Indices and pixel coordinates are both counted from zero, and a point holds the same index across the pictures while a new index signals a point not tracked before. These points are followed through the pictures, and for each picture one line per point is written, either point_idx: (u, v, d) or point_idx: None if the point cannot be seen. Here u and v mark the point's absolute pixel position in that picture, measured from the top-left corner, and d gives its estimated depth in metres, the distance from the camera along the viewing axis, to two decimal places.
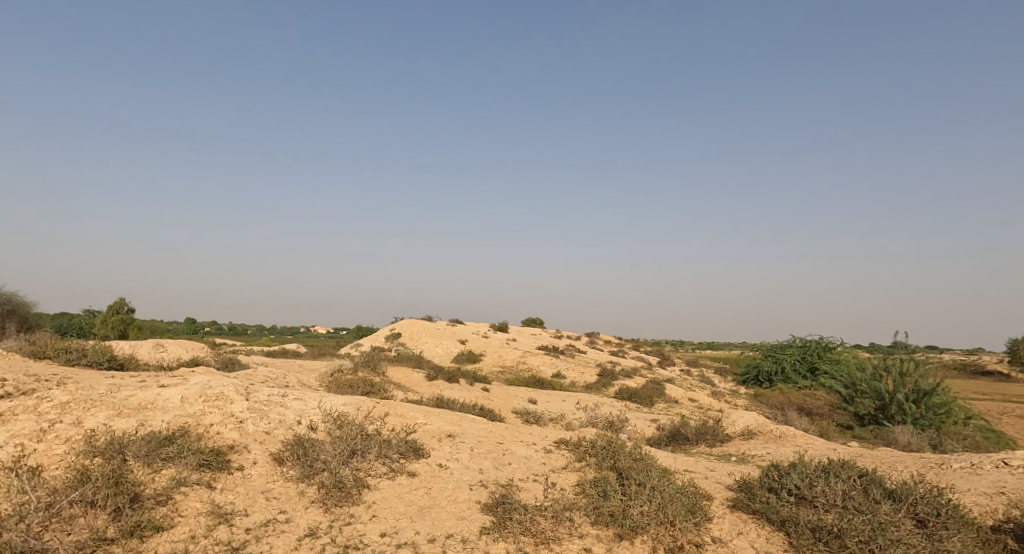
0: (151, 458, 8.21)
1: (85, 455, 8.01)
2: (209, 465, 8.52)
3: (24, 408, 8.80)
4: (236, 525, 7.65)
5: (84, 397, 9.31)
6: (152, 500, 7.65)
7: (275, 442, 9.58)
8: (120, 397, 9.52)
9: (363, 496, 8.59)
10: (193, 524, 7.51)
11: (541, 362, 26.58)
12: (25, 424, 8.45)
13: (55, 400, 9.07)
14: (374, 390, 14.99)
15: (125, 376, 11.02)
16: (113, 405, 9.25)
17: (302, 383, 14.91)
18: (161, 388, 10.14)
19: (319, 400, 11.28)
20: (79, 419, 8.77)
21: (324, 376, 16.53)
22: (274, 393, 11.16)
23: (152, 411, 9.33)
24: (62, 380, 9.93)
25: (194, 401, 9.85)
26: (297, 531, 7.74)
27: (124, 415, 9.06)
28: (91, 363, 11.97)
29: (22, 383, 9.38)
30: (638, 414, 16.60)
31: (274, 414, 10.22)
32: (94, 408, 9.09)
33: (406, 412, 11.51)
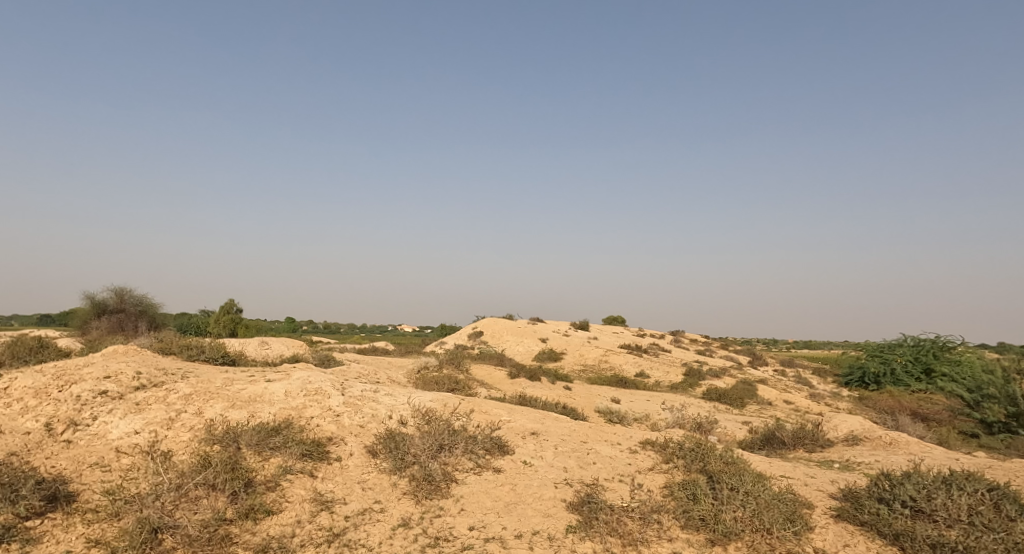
0: (260, 447, 8.86)
1: (206, 442, 8.77)
2: (311, 455, 9.08)
3: (156, 398, 9.76)
4: (336, 512, 8.09)
5: (204, 390, 10.19)
6: (263, 485, 8.25)
7: (369, 434, 10.05)
8: (233, 390, 10.34)
9: (452, 491, 8.83)
10: (298, 510, 8.02)
11: (624, 361, 26.19)
12: (157, 412, 9.40)
13: (180, 392, 10.00)
14: (459, 387, 15.35)
15: (235, 371, 11.93)
16: (227, 397, 10.05)
17: (392, 380, 15.52)
18: (267, 382, 10.89)
19: (408, 396, 11.71)
20: (200, 409, 9.60)
21: (411, 373, 17.13)
22: (368, 389, 11.70)
23: (261, 404, 10.06)
24: (184, 373, 10.91)
25: (297, 395, 10.52)
26: (391, 521, 8.09)
27: (237, 407, 9.83)
28: (208, 359, 13.01)
29: (154, 376, 10.41)
30: (728, 416, 15.98)
31: (368, 409, 10.73)
32: (212, 400, 9.93)
33: (491, 409, 11.71)
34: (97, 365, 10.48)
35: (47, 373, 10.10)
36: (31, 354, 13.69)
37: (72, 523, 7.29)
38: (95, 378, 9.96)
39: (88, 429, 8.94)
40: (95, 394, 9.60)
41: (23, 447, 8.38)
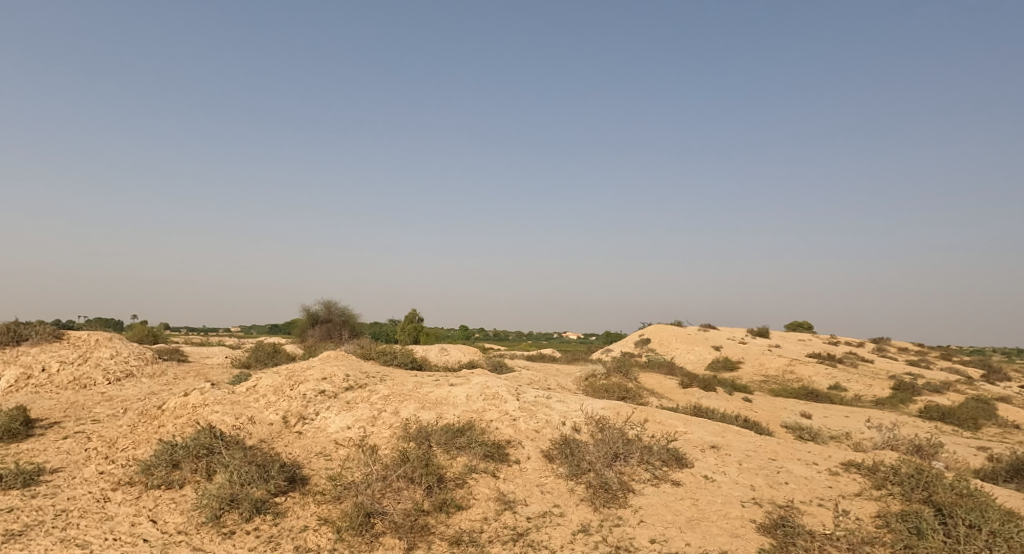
0: (448, 446, 9.50)
1: (403, 439, 9.63)
2: (493, 456, 9.50)
3: (362, 398, 10.96)
4: (519, 513, 8.37)
5: (399, 391, 11.22)
6: (453, 482, 8.83)
7: (544, 440, 10.24)
8: (423, 392, 11.24)
9: (630, 501, 8.65)
10: (485, 508, 8.43)
11: (814, 371, 23.69)
12: (363, 410, 10.56)
13: (380, 393, 11.12)
14: (630, 395, 15.06)
15: (423, 375, 12.95)
16: (418, 399, 10.95)
17: (562, 387, 15.72)
18: (451, 386, 11.65)
19: (580, 403, 11.75)
20: (396, 409, 10.58)
21: (580, 380, 17.20)
22: (541, 394, 11.96)
23: (446, 406, 10.79)
24: (382, 376, 12.11)
25: (477, 399, 11.11)
26: (571, 525, 8.15)
27: (427, 408, 10.65)
28: (400, 364, 14.30)
29: (359, 379, 11.71)
30: (955, 439, 13.61)
31: (542, 414, 10.95)
32: (406, 401, 10.88)
33: (665, 420, 11.30)
34: (316, 368, 12.07)
35: (281, 374, 11.89)
36: (269, 358, 16.32)
37: (306, 502, 8.47)
38: (316, 379, 11.49)
39: (313, 423, 10.34)
40: (316, 392, 11.06)
41: (268, 435, 9.95)
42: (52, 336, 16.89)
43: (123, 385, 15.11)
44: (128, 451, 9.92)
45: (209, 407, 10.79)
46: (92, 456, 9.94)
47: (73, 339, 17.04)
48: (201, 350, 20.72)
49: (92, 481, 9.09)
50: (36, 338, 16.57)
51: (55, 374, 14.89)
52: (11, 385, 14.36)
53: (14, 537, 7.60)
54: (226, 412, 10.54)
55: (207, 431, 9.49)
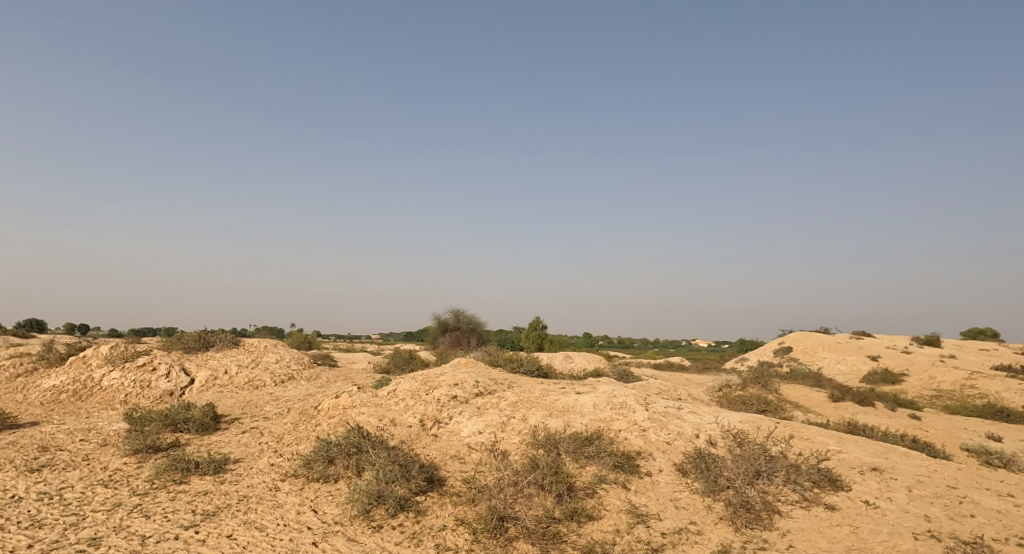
0: (577, 455, 9.47)
1: (532, 446, 9.76)
2: (623, 467, 9.32)
3: (491, 404, 11.27)
4: (653, 527, 8.13)
5: (526, 399, 11.39)
6: (583, 491, 8.80)
7: (677, 452, 9.86)
8: (550, 400, 11.31)
9: (776, 523, 8.07)
10: (616, 519, 8.31)
11: (997, 386, 20.55)
12: (493, 416, 10.87)
13: (508, 400, 11.36)
14: (771, 408, 14.05)
15: (550, 383, 13.02)
16: (545, 407, 11.04)
17: (695, 398, 15.06)
18: (577, 394, 11.61)
19: (715, 415, 11.16)
20: (525, 416, 10.75)
21: (713, 391, 16.35)
22: (671, 405, 11.52)
23: (574, 414, 10.76)
24: (510, 383, 12.38)
25: (604, 408, 10.95)
26: (710, 545, 7.78)
27: (554, 416, 10.70)
28: (527, 371, 14.49)
29: (488, 385, 12.05)
30: None
31: (673, 426, 10.54)
32: (534, 408, 11.02)
33: (815, 437, 10.39)
34: (448, 374, 12.62)
35: (417, 379, 12.59)
36: (406, 364, 17.36)
37: (444, 502, 8.87)
38: (449, 384, 12.01)
39: (448, 426, 10.82)
40: (450, 397, 11.56)
41: (408, 437, 10.57)
42: (231, 342, 19.28)
43: (286, 386, 16.86)
44: (292, 446, 11.07)
45: (356, 408, 11.71)
46: (264, 449, 11.20)
47: (247, 345, 19.31)
48: (347, 356, 22.54)
49: (265, 472, 10.24)
50: (218, 344, 19.05)
51: (234, 376, 17.02)
52: (203, 385, 16.54)
53: (208, 516, 8.75)
54: (371, 413, 11.38)
55: (356, 431, 10.31)
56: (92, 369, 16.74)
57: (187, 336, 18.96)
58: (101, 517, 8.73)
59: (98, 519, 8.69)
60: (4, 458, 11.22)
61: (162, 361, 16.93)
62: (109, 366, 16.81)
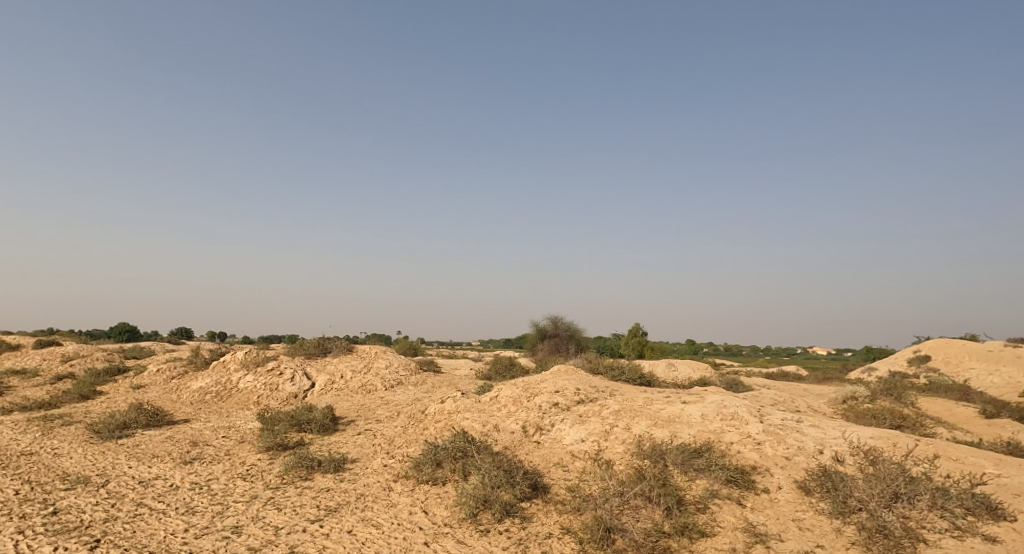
0: (686, 467, 9.05)
1: (638, 456, 9.46)
2: (737, 482, 8.79)
3: (593, 412, 11.06)
4: (774, 549, 7.63)
5: (630, 407, 11.05)
6: (694, 506, 8.42)
7: (798, 468, 9.16)
8: (654, 409, 10.89)
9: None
10: (732, 537, 7.89)
11: None
12: (596, 424, 10.66)
13: (611, 408, 11.08)
14: (907, 424, 12.68)
15: (653, 392, 12.55)
16: (649, 416, 10.65)
17: (816, 410, 13.94)
18: (684, 404, 11.08)
19: (841, 430, 10.23)
20: (629, 425, 10.45)
21: (837, 404, 15.07)
22: (788, 417, 10.71)
23: (680, 424, 10.30)
24: (612, 391, 12.07)
25: (713, 418, 10.37)
26: None
27: (660, 425, 10.30)
28: (629, 379, 14.07)
29: (589, 393, 11.83)
30: None
31: (792, 440, 9.78)
32: (637, 417, 10.66)
33: (965, 457, 9.23)
34: (549, 381, 12.56)
35: (519, 386, 12.64)
36: (506, 371, 17.50)
37: (549, 510, 8.81)
38: (550, 392, 11.95)
39: (550, 433, 10.77)
40: (551, 404, 11.49)
41: (511, 443, 10.64)
42: (345, 348, 20.47)
43: (395, 391, 17.60)
44: (403, 449, 11.51)
45: (461, 413, 11.97)
46: (378, 450, 11.74)
47: (359, 351, 20.40)
48: (451, 362, 23.14)
49: (379, 472, 10.73)
50: (334, 350, 20.32)
51: (349, 380, 18.03)
52: (322, 389, 17.65)
53: (330, 512, 9.28)
54: (475, 418, 11.58)
55: (461, 435, 10.54)
56: (229, 372, 18.45)
57: (308, 343, 20.42)
58: (240, 507, 9.52)
59: (238, 509, 9.50)
60: (161, 451, 12.61)
61: (288, 366, 18.36)
62: (243, 370, 18.44)
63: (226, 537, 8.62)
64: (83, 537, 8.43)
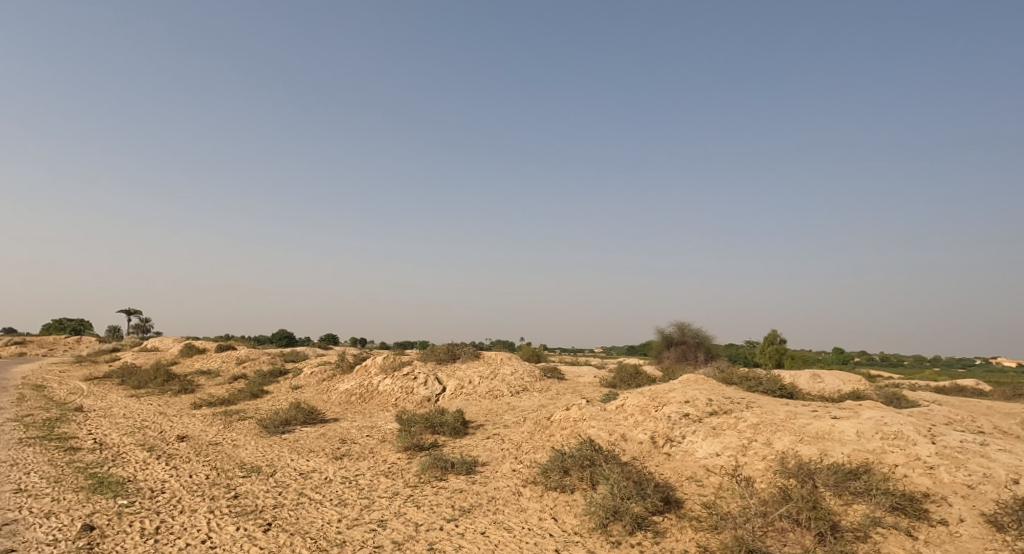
0: (840, 489, 8.32)
1: (782, 474, 8.82)
2: (905, 510, 7.98)
3: (728, 424, 10.49)
4: None
5: (770, 421, 10.29)
6: (852, 533, 7.79)
7: (983, 500, 8.06)
8: (799, 424, 10.05)
9: None
10: None
11: None
12: (732, 438, 10.13)
13: (748, 421, 10.41)
14: None
15: (797, 405, 11.60)
16: (794, 430, 9.87)
17: (1001, 432, 12.11)
18: (835, 419, 10.05)
19: None
20: (770, 440, 9.79)
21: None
22: (969, 439, 9.36)
23: (831, 442, 9.44)
24: (749, 403, 11.33)
25: (871, 437, 9.35)
26: None
27: (807, 442, 9.52)
28: (767, 391, 13.15)
29: (723, 404, 11.22)
30: None
31: (975, 466, 8.55)
32: (780, 432, 9.93)
33: None
34: (678, 390, 12.12)
35: (646, 395, 12.33)
36: (631, 379, 17.13)
37: (683, 526, 8.54)
38: (679, 402, 11.53)
39: (680, 445, 10.40)
40: (681, 415, 11.08)
41: (640, 453, 10.44)
42: (473, 354, 21.25)
43: (521, 397, 17.92)
44: (531, 454, 11.72)
45: (587, 421, 11.94)
46: (506, 455, 12.05)
47: (486, 357, 21.07)
48: (574, 370, 23.11)
49: (508, 476, 11.01)
50: (463, 356, 21.18)
51: (477, 386, 18.68)
52: (452, 393, 18.44)
53: (464, 513, 9.69)
54: (601, 427, 11.49)
55: (588, 443, 10.52)
56: (370, 376, 19.93)
57: (438, 349, 21.50)
58: (384, 502, 10.24)
59: (382, 503, 10.21)
60: (315, 446, 13.92)
61: (421, 371, 19.46)
62: (382, 374, 19.82)
63: (373, 529, 9.28)
64: (257, 519, 9.53)
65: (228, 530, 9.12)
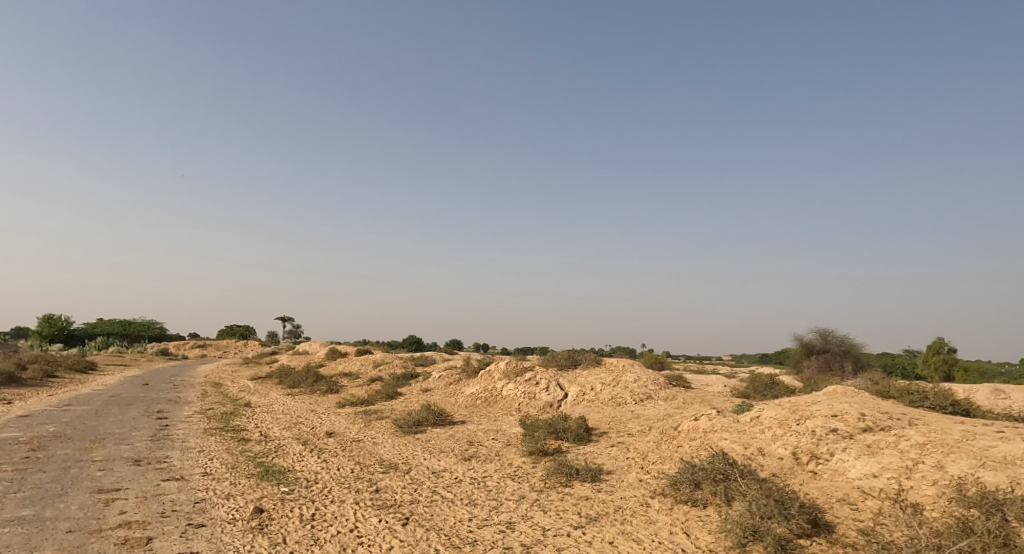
0: None
1: (960, 503, 7.84)
2: None
3: (887, 443, 9.51)
4: None
5: (940, 441, 9.18)
6: None
7: None
8: (978, 446, 8.86)
9: None
10: None
11: None
12: (892, 458, 9.17)
13: (912, 440, 9.37)
14: None
15: (974, 424, 10.21)
16: (973, 454, 8.72)
17: None
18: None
19: None
20: (941, 463, 8.73)
21: None
22: None
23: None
24: (911, 419, 10.17)
25: None
26: None
27: (990, 468, 8.37)
28: (934, 407, 11.72)
29: (879, 419, 10.18)
30: None
31: None
32: (954, 454, 8.82)
33: None
34: (823, 403, 11.19)
35: (785, 407, 11.52)
36: (767, 390, 16.04)
37: None
38: (825, 416, 10.64)
39: (829, 463, 9.60)
40: (827, 430, 10.22)
41: (780, 470, 9.77)
42: (594, 360, 21.10)
43: (645, 404, 17.46)
44: (658, 465, 11.40)
45: (718, 433, 11.39)
46: (632, 464, 11.82)
47: (608, 364, 20.80)
48: (702, 378, 22.10)
49: (635, 486, 10.80)
50: (584, 362, 21.11)
51: (599, 392, 18.50)
52: (574, 399, 18.42)
53: (591, 520, 9.64)
54: (735, 440, 10.92)
55: (721, 456, 10.02)
56: (494, 380, 20.49)
57: (560, 355, 21.61)
58: (512, 505, 10.46)
59: (510, 506, 10.44)
60: (445, 447, 14.57)
61: (543, 377, 19.67)
62: (505, 379, 20.29)
63: (502, 531, 9.50)
64: (396, 513, 10.15)
65: (371, 521, 9.78)
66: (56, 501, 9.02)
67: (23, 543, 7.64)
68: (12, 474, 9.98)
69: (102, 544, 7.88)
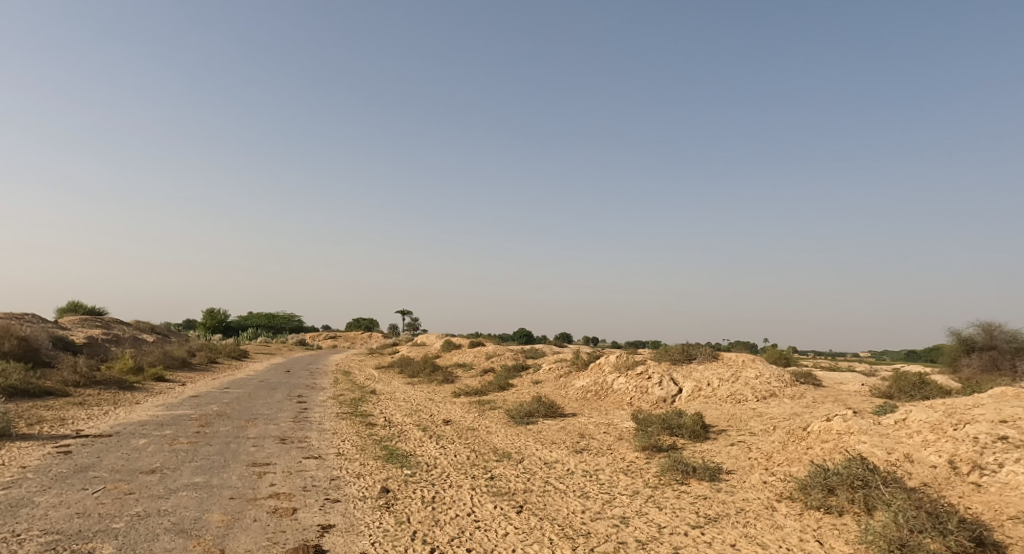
0: None
1: None
2: None
3: None
4: None
5: None
6: None
7: None
8: None
9: None
10: None
11: None
12: None
13: None
14: None
15: None
16: None
17: None
18: None
19: None
20: None
21: None
22: None
23: None
24: None
25: None
26: None
27: None
28: None
29: None
30: None
31: None
32: None
33: None
34: (987, 408, 9.92)
35: (938, 410, 10.35)
36: (914, 390, 14.50)
37: None
38: (990, 421, 9.45)
39: (996, 476, 8.52)
40: (994, 438, 9.07)
41: (933, 480, 8.81)
42: (711, 354, 20.19)
43: (769, 402, 16.43)
44: (785, 467, 10.70)
45: (856, 436, 10.47)
46: (756, 465, 11.19)
47: (726, 358, 19.82)
48: (836, 376, 20.39)
49: (759, 488, 10.21)
50: (700, 357, 20.27)
51: (716, 388, 17.68)
52: (690, 395, 17.75)
53: (711, 521, 9.27)
54: (875, 444, 9.99)
55: (860, 461, 9.19)
56: (605, 374, 20.26)
57: (674, 349, 20.94)
58: (625, 500, 10.32)
59: (624, 501, 10.30)
60: (557, 438, 14.64)
61: (656, 372, 19.15)
62: (616, 372, 20.00)
63: (616, 525, 9.40)
64: (510, 501, 10.36)
65: (487, 507, 10.07)
66: (220, 471, 10.17)
67: (197, 505, 8.71)
68: (187, 446, 11.38)
69: (257, 511, 8.79)
